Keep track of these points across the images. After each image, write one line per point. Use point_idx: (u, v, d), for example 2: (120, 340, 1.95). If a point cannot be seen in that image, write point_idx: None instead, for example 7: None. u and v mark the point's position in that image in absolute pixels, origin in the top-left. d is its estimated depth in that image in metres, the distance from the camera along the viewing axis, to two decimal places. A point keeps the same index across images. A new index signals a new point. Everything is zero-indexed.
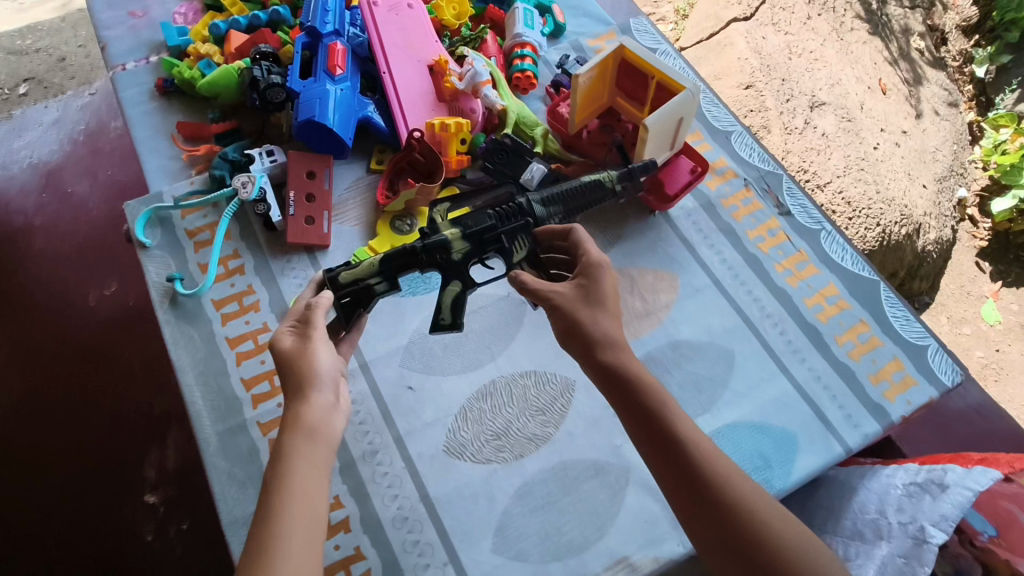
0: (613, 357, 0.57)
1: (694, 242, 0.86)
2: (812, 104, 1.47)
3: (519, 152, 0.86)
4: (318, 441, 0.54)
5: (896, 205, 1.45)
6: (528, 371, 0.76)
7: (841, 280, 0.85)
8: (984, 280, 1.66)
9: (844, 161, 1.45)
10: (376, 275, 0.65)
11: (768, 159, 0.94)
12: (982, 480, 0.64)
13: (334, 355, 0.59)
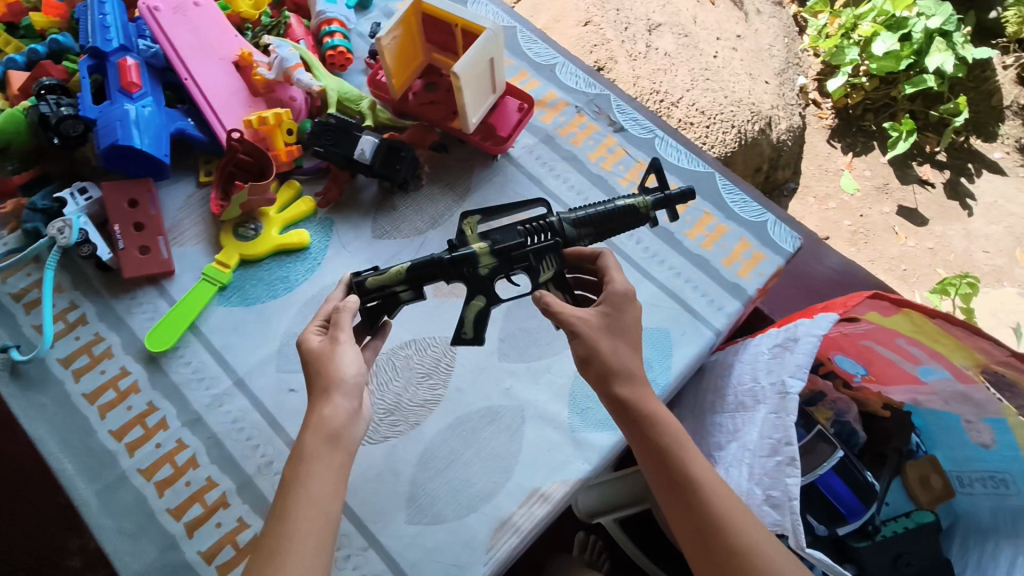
0: (630, 397, 0.55)
1: (540, 175, 0.90)
2: (648, 28, 1.56)
3: (347, 129, 0.83)
4: (337, 447, 0.51)
5: (744, 105, 1.56)
6: (407, 342, 0.77)
7: (682, 180, 0.89)
8: (838, 156, 1.81)
9: (691, 75, 1.56)
10: (404, 283, 0.61)
11: (593, 83, 0.98)
12: (826, 324, 0.70)
13: (360, 361, 0.55)
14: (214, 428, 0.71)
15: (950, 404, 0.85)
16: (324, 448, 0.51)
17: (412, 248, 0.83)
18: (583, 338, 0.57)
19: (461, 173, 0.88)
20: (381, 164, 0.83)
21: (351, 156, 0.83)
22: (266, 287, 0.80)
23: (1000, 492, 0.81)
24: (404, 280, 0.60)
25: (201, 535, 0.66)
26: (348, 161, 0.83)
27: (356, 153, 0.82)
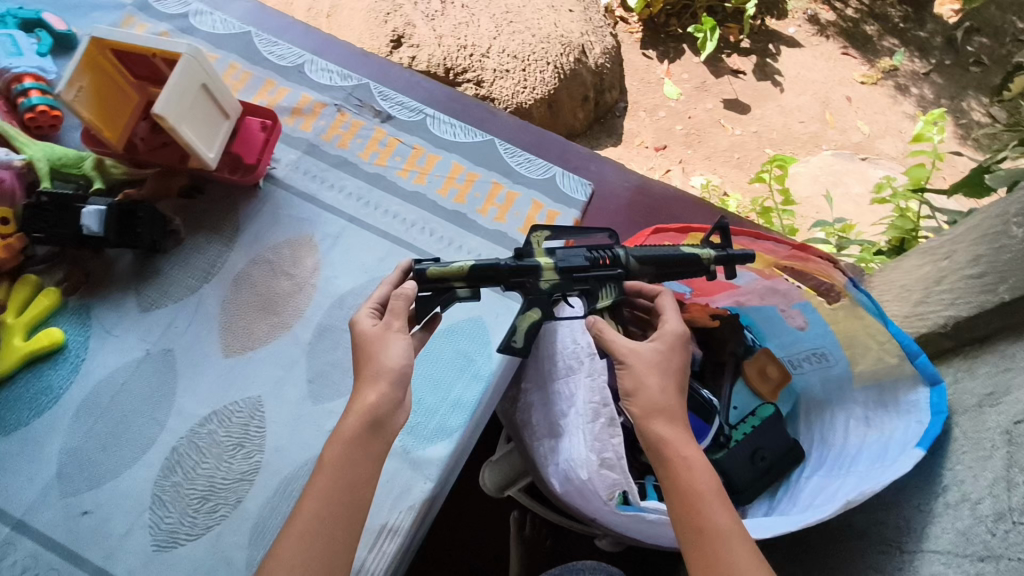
0: (664, 436, 0.57)
1: (313, 191, 0.83)
2: None
3: (66, 204, 0.71)
4: (378, 435, 0.52)
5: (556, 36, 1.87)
6: (207, 416, 0.70)
7: (462, 155, 0.86)
8: (655, 66, 2.23)
9: (493, 21, 1.85)
10: (464, 281, 0.61)
11: (348, 75, 0.91)
12: None
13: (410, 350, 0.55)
14: None
15: (765, 299, 0.91)
16: (368, 434, 0.52)
17: (189, 310, 0.75)
18: (632, 371, 0.60)
19: (224, 213, 0.80)
20: (118, 231, 0.73)
21: (82, 232, 0.71)
22: (25, 405, 0.69)
23: (823, 365, 0.88)
24: (466, 278, 0.60)
25: None
26: (81, 237, 0.72)
27: (83, 228, 0.71)
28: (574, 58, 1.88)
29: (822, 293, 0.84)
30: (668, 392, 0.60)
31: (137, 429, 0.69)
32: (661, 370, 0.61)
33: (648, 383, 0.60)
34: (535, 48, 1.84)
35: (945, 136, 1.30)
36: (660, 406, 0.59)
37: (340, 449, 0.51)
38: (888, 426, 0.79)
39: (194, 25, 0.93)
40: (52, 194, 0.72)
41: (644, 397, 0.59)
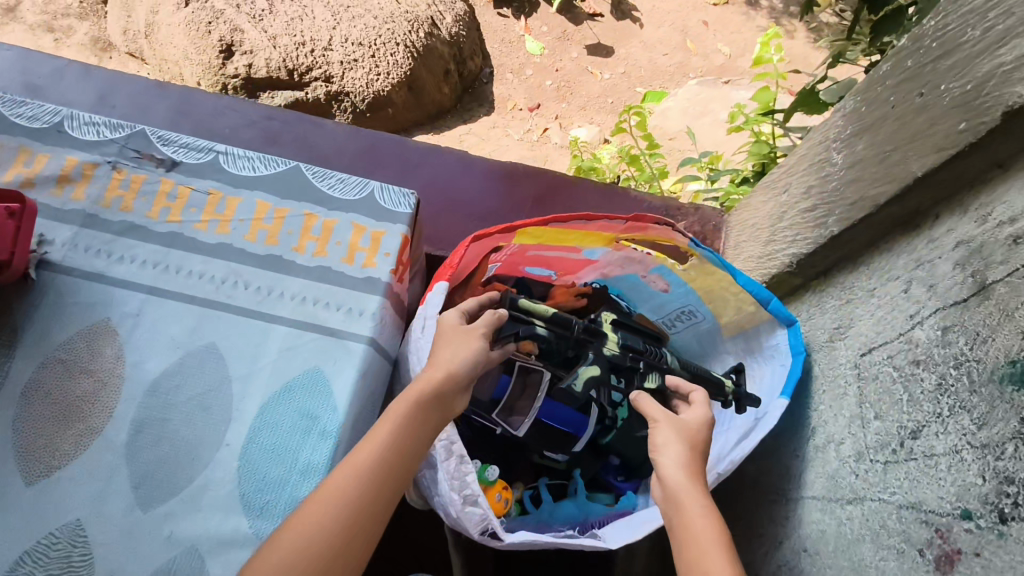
0: (680, 485, 0.56)
1: (102, 268, 0.73)
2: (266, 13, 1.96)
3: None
4: (441, 409, 0.60)
5: (383, 49, 2.04)
6: (17, 560, 0.60)
7: (266, 190, 0.78)
8: None
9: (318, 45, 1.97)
10: (544, 319, 0.72)
11: (119, 124, 0.81)
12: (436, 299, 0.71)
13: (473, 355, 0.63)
14: None
15: (625, 267, 0.83)
16: (430, 404, 0.59)
17: None
18: (664, 432, 0.61)
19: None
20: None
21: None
22: None
23: (693, 321, 0.85)
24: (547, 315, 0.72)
25: None
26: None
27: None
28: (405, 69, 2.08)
29: (671, 255, 0.78)
30: (691, 459, 0.59)
31: None
32: (689, 438, 0.61)
33: (669, 445, 0.60)
34: (366, 63, 2.01)
35: (783, 54, 1.30)
36: (685, 459, 0.58)
37: (406, 409, 0.58)
38: (758, 373, 0.79)
39: None
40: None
41: (666, 457, 0.59)
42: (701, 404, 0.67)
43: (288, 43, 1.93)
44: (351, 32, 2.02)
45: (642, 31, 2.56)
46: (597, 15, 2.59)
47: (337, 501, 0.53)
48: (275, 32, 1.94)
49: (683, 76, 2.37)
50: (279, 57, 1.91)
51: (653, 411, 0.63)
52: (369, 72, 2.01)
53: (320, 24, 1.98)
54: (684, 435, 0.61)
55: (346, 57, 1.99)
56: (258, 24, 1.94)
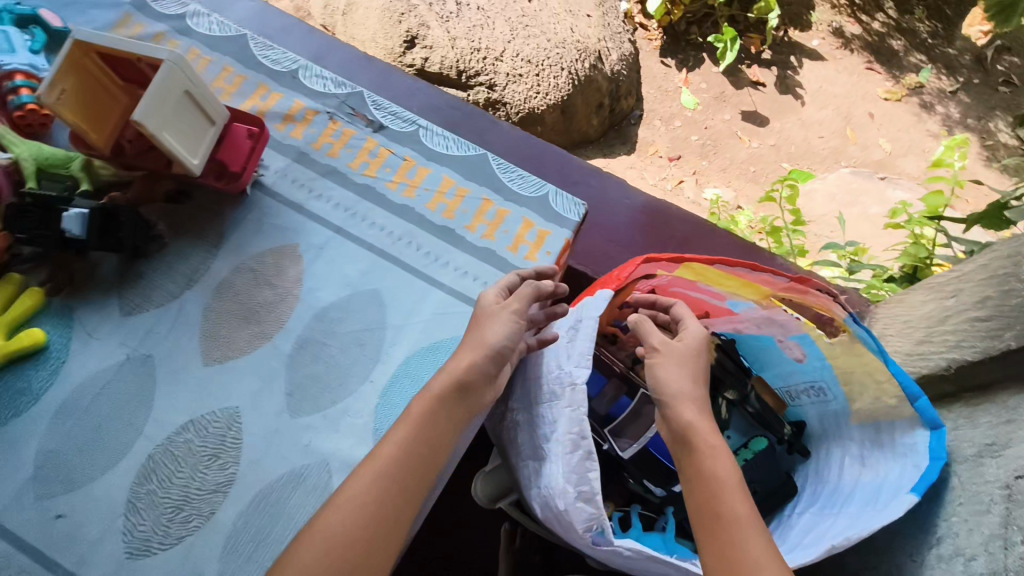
0: (690, 422, 0.64)
1: (300, 201, 0.81)
2: (455, 7, 2.08)
3: (50, 206, 0.71)
4: (466, 397, 0.64)
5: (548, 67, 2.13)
6: (184, 425, 0.70)
7: (453, 169, 0.84)
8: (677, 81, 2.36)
9: (507, 32, 2.12)
10: None
11: (342, 82, 0.90)
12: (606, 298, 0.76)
13: (511, 334, 0.67)
14: None
15: (761, 327, 0.85)
16: (455, 397, 0.63)
17: (171, 310, 0.75)
18: (668, 362, 0.68)
19: (208, 220, 0.79)
20: (101, 235, 0.73)
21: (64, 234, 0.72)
22: (4, 406, 0.70)
23: (822, 400, 0.85)
24: None
25: None
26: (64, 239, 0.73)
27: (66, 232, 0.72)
28: (565, 93, 2.17)
29: (820, 325, 0.78)
30: (697, 386, 0.68)
31: (114, 436, 0.69)
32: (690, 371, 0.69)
33: (675, 375, 0.67)
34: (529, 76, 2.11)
35: (967, 163, 1.25)
36: (696, 402, 0.66)
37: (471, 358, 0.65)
38: (883, 468, 0.75)
39: (192, 27, 0.94)
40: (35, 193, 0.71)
41: (672, 390, 0.66)
42: (688, 335, 0.71)
43: (465, 46, 2.03)
44: (523, 48, 2.12)
45: (803, 109, 2.51)
46: (759, 84, 2.57)
47: (351, 507, 0.57)
48: (455, 31, 2.04)
49: (835, 163, 2.31)
50: (453, 57, 2.02)
51: (654, 339, 0.71)
52: (525, 88, 2.10)
53: (497, 34, 2.09)
54: (686, 368, 0.68)
55: (510, 72, 2.09)
56: (444, 24, 2.04)
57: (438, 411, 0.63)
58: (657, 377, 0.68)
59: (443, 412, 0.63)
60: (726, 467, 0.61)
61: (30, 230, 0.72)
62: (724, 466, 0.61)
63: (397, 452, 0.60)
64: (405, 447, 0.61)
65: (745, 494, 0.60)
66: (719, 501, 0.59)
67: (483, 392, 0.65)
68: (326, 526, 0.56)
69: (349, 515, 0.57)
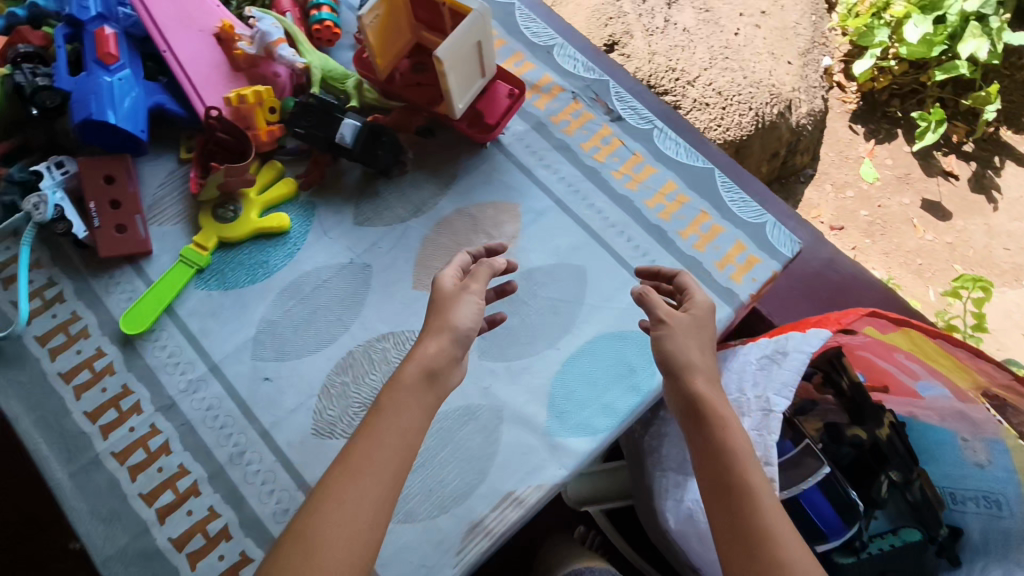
0: (702, 395, 0.60)
1: (530, 166, 0.86)
2: (666, 5, 1.84)
3: (328, 110, 0.80)
4: (434, 382, 0.58)
5: (763, 86, 1.78)
6: (386, 334, 0.77)
7: (679, 175, 0.86)
8: (860, 142, 2.00)
9: (709, 53, 1.81)
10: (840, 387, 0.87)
11: (592, 67, 0.92)
12: (818, 341, 0.71)
13: (475, 316, 0.61)
14: (189, 414, 0.73)
15: (946, 420, 0.82)
16: (423, 383, 0.58)
17: (396, 232, 0.81)
18: (673, 337, 0.63)
19: (447, 158, 0.85)
20: (364, 148, 0.80)
21: (332, 138, 0.79)
22: (244, 272, 0.79)
23: (991, 513, 0.76)
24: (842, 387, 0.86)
25: (174, 520, 0.68)
26: (331, 144, 0.80)
27: (336, 137, 0.79)
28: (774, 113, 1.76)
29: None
30: (705, 357, 0.63)
31: (325, 324, 0.77)
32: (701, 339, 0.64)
33: (686, 348, 0.63)
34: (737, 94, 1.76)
35: None
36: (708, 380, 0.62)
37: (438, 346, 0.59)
38: None
39: None
40: (318, 98, 0.81)
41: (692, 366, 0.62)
42: (695, 311, 0.65)
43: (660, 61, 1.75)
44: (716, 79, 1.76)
45: (992, 216, 1.96)
46: (951, 176, 1.98)
47: (343, 517, 0.51)
48: (654, 41, 1.76)
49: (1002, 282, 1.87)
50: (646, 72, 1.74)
51: (660, 311, 0.65)
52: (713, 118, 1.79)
53: (696, 57, 1.76)
54: (698, 337, 0.64)
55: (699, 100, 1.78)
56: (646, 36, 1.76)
57: (404, 400, 0.57)
58: (666, 353, 0.63)
59: (414, 401, 0.57)
60: (736, 439, 0.58)
61: (306, 128, 0.80)
62: (738, 437, 0.58)
63: (375, 448, 0.54)
64: (379, 453, 0.54)
65: (755, 467, 0.57)
66: (732, 474, 0.56)
67: (451, 374, 0.60)
68: (318, 532, 0.50)
69: (331, 517, 0.51)
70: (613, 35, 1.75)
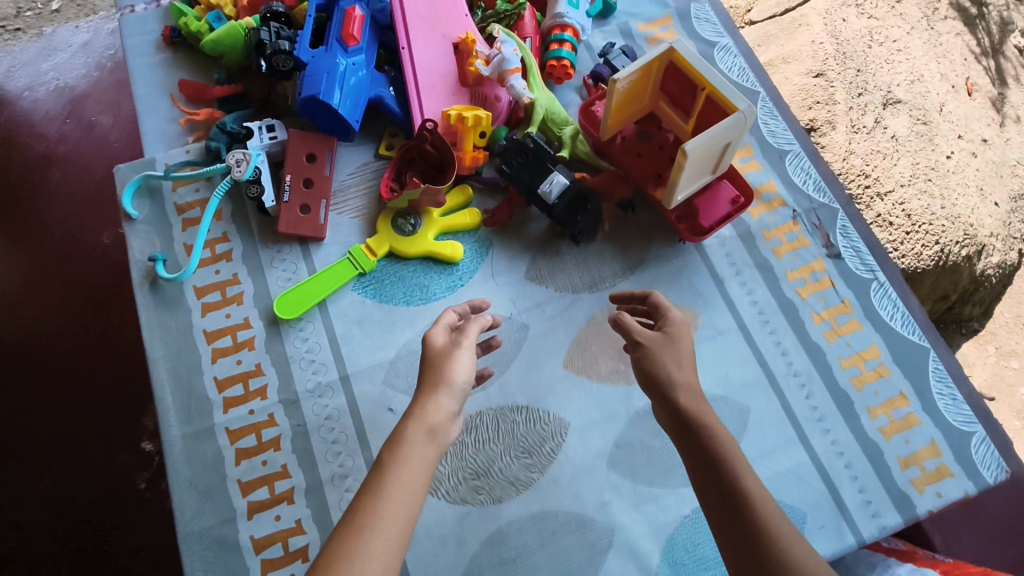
0: (679, 400, 0.53)
1: (724, 277, 0.78)
2: (883, 101, 1.12)
3: (542, 158, 0.75)
4: (433, 440, 0.52)
5: (964, 223, 1.07)
6: (520, 407, 0.72)
7: (886, 341, 0.76)
8: None
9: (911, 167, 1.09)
10: None
11: (824, 188, 0.83)
12: None
13: (472, 370, 0.58)
14: (307, 417, 0.71)
15: None
16: (424, 438, 0.52)
17: (563, 301, 0.76)
18: (650, 358, 0.56)
19: (642, 239, 0.78)
20: (564, 209, 0.75)
21: (536, 188, 0.75)
22: (401, 292, 0.76)
23: None
24: None
25: (261, 520, 0.67)
26: (531, 192, 0.76)
27: (539, 189, 0.74)
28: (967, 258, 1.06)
29: None
30: (689, 367, 0.56)
31: None
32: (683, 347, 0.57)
33: (671, 365, 0.55)
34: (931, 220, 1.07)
35: None
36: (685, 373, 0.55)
37: (442, 400, 0.54)
38: None
39: (716, 58, 0.91)
40: (535, 142, 0.76)
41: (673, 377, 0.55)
42: (678, 330, 0.58)
43: (853, 159, 1.07)
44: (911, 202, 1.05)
45: None
46: None
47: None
48: (851, 131, 1.09)
49: None
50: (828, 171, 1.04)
51: (633, 332, 0.59)
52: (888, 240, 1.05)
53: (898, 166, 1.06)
54: (680, 349, 0.57)
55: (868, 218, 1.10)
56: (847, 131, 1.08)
57: (407, 455, 0.51)
58: (647, 370, 0.56)
59: (418, 458, 0.51)
60: (729, 444, 0.50)
61: (514, 169, 0.75)
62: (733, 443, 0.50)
63: (384, 504, 0.47)
64: (390, 513, 0.47)
65: (754, 474, 0.49)
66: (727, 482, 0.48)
67: (452, 424, 0.55)
68: None
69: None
70: (816, 120, 1.09)
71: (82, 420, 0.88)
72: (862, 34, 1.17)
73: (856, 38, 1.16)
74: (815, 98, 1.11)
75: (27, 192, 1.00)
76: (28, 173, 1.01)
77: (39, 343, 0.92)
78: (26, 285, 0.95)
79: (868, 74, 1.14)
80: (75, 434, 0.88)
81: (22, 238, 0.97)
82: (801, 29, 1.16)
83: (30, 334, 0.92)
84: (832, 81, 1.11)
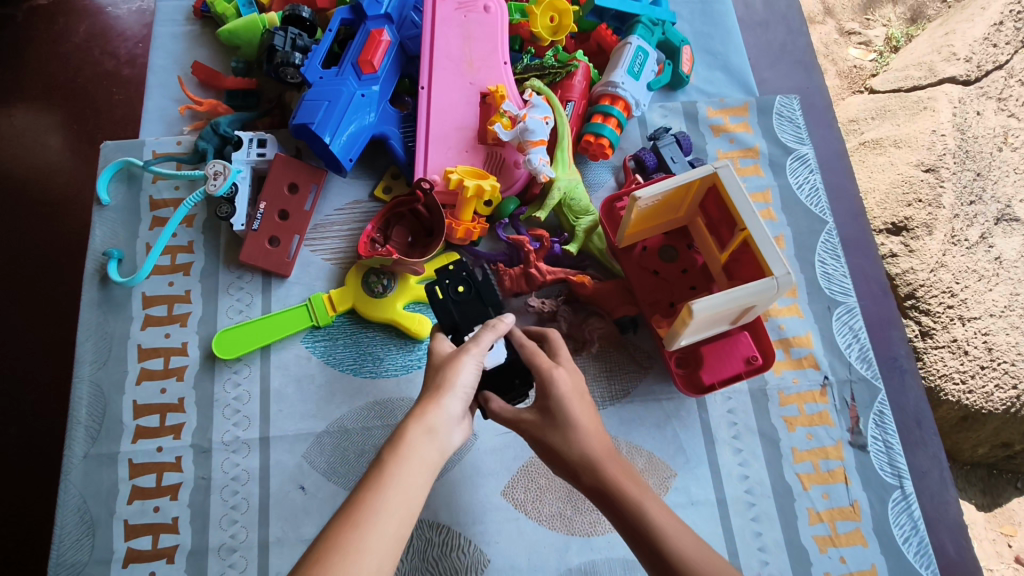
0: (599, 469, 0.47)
1: (717, 439, 0.66)
2: (998, 216, 0.94)
3: (487, 300, 0.57)
4: (433, 440, 0.45)
5: None
6: (441, 526, 0.63)
7: (889, 569, 0.63)
8: None
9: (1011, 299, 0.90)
10: None
11: (870, 360, 0.70)
12: None
13: (477, 376, 0.49)
14: (214, 473, 0.64)
15: None
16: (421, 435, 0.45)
17: None
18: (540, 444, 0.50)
19: (634, 370, 0.67)
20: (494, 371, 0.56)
21: (464, 334, 0.56)
22: (351, 357, 0.68)
23: None
24: None
25: (134, 572, 0.61)
26: (453, 335, 0.57)
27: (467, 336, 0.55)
28: None
29: None
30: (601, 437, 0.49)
31: None
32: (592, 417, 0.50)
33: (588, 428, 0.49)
34: None
35: None
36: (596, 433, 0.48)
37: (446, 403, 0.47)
38: None
39: (786, 167, 0.78)
40: (485, 274, 0.59)
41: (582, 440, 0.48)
42: (571, 376, 0.51)
43: (942, 275, 0.88)
44: (1000, 338, 0.87)
45: None
46: None
47: None
48: (950, 242, 0.90)
49: None
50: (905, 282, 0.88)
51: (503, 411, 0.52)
52: (957, 372, 0.87)
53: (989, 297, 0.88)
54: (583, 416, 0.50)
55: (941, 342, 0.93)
56: (945, 241, 0.90)
57: (407, 454, 0.43)
58: (558, 452, 0.49)
59: (419, 459, 0.43)
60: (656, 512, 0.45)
61: (448, 300, 0.57)
62: (657, 506, 0.45)
63: (380, 500, 0.40)
64: (389, 512, 0.40)
65: (686, 535, 0.44)
66: (656, 548, 0.43)
67: (455, 430, 0.47)
68: None
69: None
70: (911, 219, 0.90)
71: (34, 373, 0.84)
72: (994, 133, 0.97)
73: (986, 137, 0.96)
74: (919, 194, 0.91)
75: (63, 115, 0.96)
76: (78, 94, 0.97)
77: (29, 275, 0.88)
78: (34, 214, 0.91)
79: (988, 181, 0.95)
80: (31, 380, 0.84)
81: (35, 170, 0.94)
82: (924, 112, 0.96)
83: (20, 258, 0.89)
84: (943, 180, 0.91)
